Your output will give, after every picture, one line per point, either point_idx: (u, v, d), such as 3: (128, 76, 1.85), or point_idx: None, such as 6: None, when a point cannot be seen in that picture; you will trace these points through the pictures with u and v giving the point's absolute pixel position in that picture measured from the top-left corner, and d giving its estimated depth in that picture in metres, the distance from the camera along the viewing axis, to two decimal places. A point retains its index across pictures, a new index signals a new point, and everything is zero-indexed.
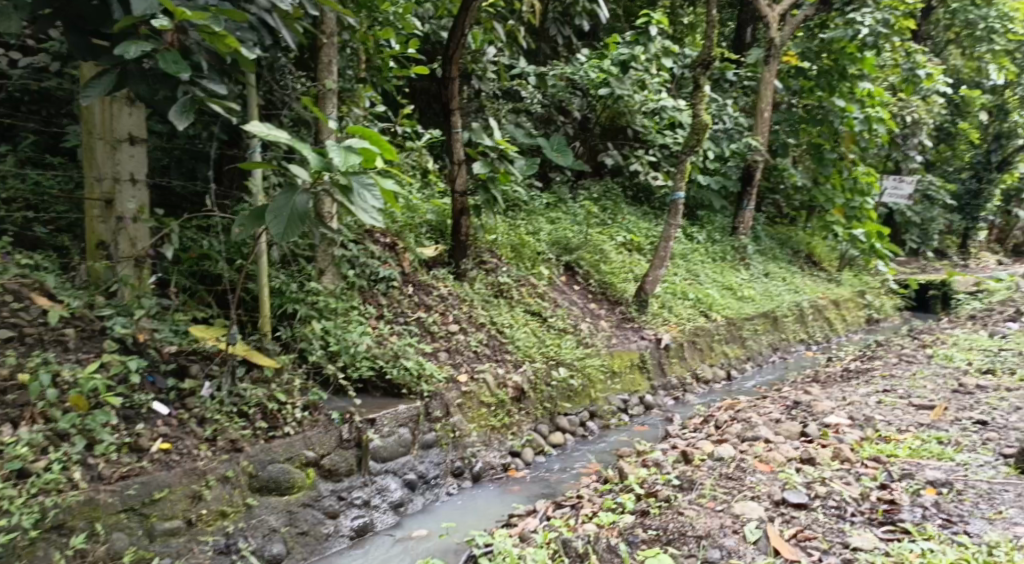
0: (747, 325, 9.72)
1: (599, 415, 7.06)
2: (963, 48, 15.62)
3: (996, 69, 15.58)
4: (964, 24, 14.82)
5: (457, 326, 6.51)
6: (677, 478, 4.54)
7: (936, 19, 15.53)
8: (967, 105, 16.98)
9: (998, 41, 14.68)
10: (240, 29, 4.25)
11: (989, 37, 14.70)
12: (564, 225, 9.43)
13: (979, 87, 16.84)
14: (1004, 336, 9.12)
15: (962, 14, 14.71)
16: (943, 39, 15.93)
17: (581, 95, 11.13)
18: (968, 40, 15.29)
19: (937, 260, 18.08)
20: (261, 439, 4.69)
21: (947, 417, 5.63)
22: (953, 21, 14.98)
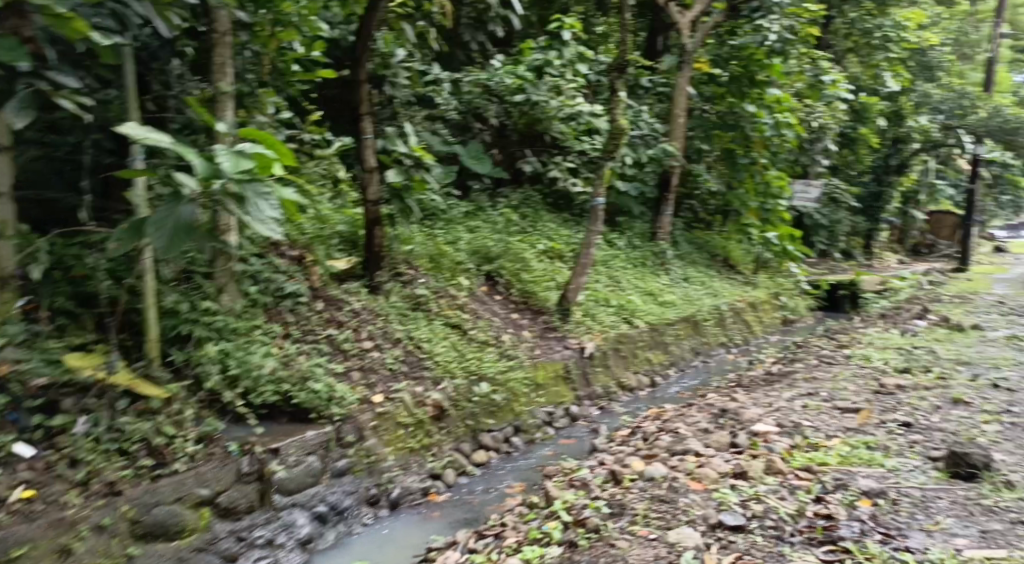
0: (669, 330, 9.63)
1: (524, 429, 6.80)
2: (860, 57, 15.97)
3: (895, 75, 16.02)
4: (861, 33, 15.46)
5: (371, 343, 6.16)
6: (606, 502, 4.37)
7: (837, 27, 15.91)
8: (868, 111, 17.55)
9: (893, 49, 15.33)
10: (97, 15, 4.09)
11: (886, 45, 15.33)
12: (483, 234, 9.16)
13: (877, 94, 17.39)
14: (915, 333, 9.24)
15: (860, 23, 15.36)
16: (844, 46, 16.34)
17: (497, 102, 10.79)
18: (865, 49, 15.66)
19: (845, 261, 18.59)
20: (144, 479, 4.28)
21: (872, 420, 5.54)
22: (853, 29, 15.40)
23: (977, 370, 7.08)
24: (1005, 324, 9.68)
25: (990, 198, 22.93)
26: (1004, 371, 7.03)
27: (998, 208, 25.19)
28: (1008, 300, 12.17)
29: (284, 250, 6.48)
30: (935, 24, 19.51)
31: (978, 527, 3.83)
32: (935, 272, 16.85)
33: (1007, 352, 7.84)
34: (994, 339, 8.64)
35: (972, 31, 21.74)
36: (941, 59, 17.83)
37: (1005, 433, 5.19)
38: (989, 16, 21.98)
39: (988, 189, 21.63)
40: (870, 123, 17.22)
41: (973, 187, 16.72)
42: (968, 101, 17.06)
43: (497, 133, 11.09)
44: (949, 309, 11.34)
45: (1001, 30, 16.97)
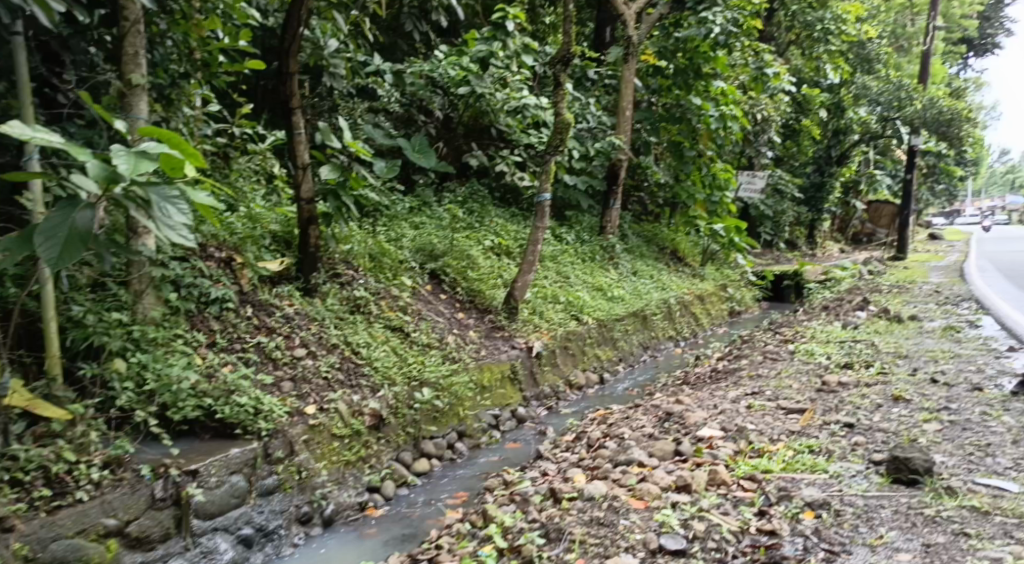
0: (618, 325, 9.48)
1: (468, 434, 6.56)
2: (802, 49, 16.19)
3: (835, 68, 16.10)
4: (803, 26, 15.29)
5: (304, 350, 5.86)
6: (540, 530, 4.12)
7: (779, 20, 15.91)
8: (809, 103, 17.66)
9: (833, 42, 15.26)
10: None
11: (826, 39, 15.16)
12: (428, 231, 8.86)
13: (818, 86, 17.48)
14: (856, 325, 9.24)
15: (800, 15, 15.25)
16: (785, 39, 16.36)
17: (442, 94, 10.56)
18: (807, 41, 15.75)
19: (790, 251, 18.77)
20: (40, 511, 3.91)
21: (816, 422, 5.41)
22: (794, 22, 15.43)
23: (915, 364, 7.04)
24: (941, 315, 9.73)
25: (926, 187, 23.37)
26: (941, 364, 6.99)
27: (933, 197, 25.75)
28: (944, 288, 12.29)
29: (211, 252, 6.16)
30: (871, 17, 19.73)
31: (922, 540, 3.70)
32: (874, 261, 17.09)
33: (944, 344, 7.83)
34: (931, 330, 8.64)
35: (907, 24, 22.04)
36: (879, 52, 18.02)
37: (945, 432, 5.05)
38: (924, 9, 22.29)
39: (923, 178, 22.03)
40: (812, 114, 17.34)
41: (909, 178, 17.02)
42: (905, 92, 17.07)
43: (442, 125, 10.79)
44: (888, 299, 11.40)
45: (935, 23, 17.11)
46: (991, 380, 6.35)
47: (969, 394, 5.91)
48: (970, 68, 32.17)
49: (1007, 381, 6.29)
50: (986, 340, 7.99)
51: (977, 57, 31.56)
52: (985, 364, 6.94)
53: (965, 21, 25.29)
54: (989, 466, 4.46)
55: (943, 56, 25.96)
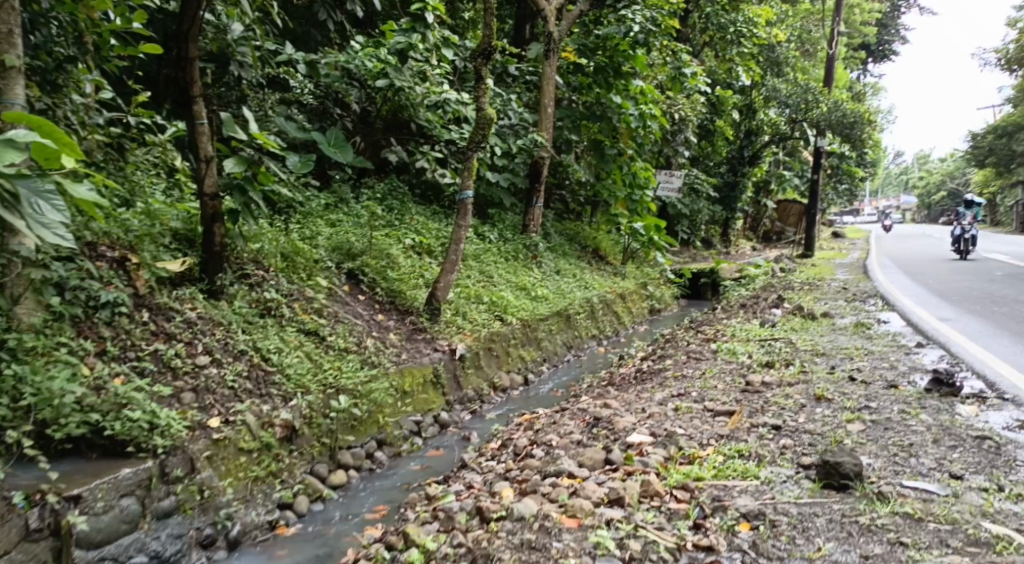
0: (542, 325, 9.26)
1: (387, 443, 6.21)
2: (715, 51, 16.31)
3: (746, 70, 16.30)
4: (716, 28, 15.37)
5: (207, 358, 5.44)
6: (465, 558, 3.80)
7: (693, 22, 16.01)
8: (722, 105, 17.58)
9: (745, 44, 15.45)
10: None
11: (738, 41, 15.41)
12: (345, 228, 8.45)
13: (731, 88, 17.62)
14: (773, 322, 9.26)
15: (714, 18, 15.28)
16: (699, 41, 16.45)
17: (359, 87, 10.11)
18: (720, 44, 15.93)
19: (705, 250, 19.00)
20: None
21: (744, 425, 5.25)
22: (708, 24, 15.58)
23: (832, 361, 7.02)
24: (851, 311, 9.84)
25: (830, 187, 24.04)
26: (856, 361, 6.98)
27: (837, 198, 26.53)
28: (851, 285, 12.52)
29: (103, 251, 5.70)
30: (780, 22, 20.12)
31: (859, 551, 3.57)
32: (785, 259, 17.43)
33: (857, 341, 7.86)
34: (843, 327, 8.69)
35: (812, 30, 22.59)
36: (787, 56, 18.38)
37: (869, 432, 4.96)
38: (828, 16, 22.89)
39: (829, 179, 22.61)
40: (725, 115, 17.51)
41: (816, 179, 17.44)
42: (812, 95, 16.97)
43: (359, 119, 10.40)
44: (800, 296, 11.53)
45: (839, 29, 17.55)
46: (905, 377, 6.36)
47: (886, 393, 5.88)
48: (870, 73, 33.33)
49: (919, 378, 6.32)
50: (895, 336, 8.06)
51: (875, 64, 32.73)
52: (897, 361, 6.97)
53: (865, 28, 26.11)
54: (914, 467, 4.38)
55: (845, 62, 26.81)
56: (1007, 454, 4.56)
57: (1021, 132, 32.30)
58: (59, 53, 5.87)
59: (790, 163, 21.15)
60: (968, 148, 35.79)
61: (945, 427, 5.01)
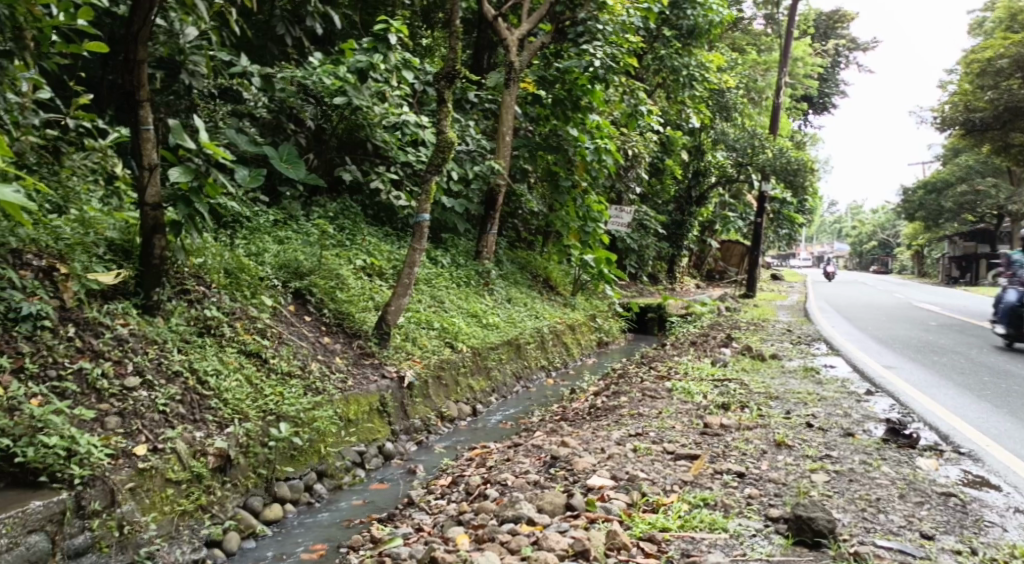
0: (492, 354, 8.99)
1: (328, 474, 5.87)
2: (666, 92, 16.26)
3: (697, 112, 16.42)
4: (669, 70, 15.14)
5: (137, 379, 5.07)
6: None
7: (647, 62, 15.46)
8: (672, 145, 17.20)
9: (697, 87, 15.45)
10: None
11: (690, 84, 15.33)
12: (294, 246, 8.11)
13: (681, 129, 17.42)
14: (724, 361, 9.12)
15: (668, 60, 15.02)
16: (653, 82, 16.22)
17: (315, 103, 9.82)
18: (673, 85, 15.78)
19: (652, 285, 18.96)
20: None
21: (707, 471, 5.04)
22: (660, 66, 15.32)
23: (787, 406, 6.87)
24: (798, 354, 9.77)
25: (772, 230, 24.35)
26: (811, 407, 6.84)
27: (779, 242, 26.91)
28: (797, 327, 12.54)
29: (29, 260, 5.36)
30: (730, 68, 20.35)
31: None
32: (730, 298, 17.46)
33: (808, 386, 7.74)
34: (793, 369, 8.60)
35: (758, 77, 22.88)
36: (735, 101, 18.65)
37: (834, 484, 4.81)
38: (774, 65, 23.26)
39: (771, 223, 22.88)
40: (675, 155, 17.35)
41: (759, 223, 17.52)
42: (759, 141, 17.49)
43: (313, 136, 10.05)
44: (748, 336, 11.48)
45: (786, 78, 17.79)
46: (859, 425, 6.25)
47: (844, 441, 5.75)
48: (811, 123, 34.03)
49: (874, 427, 6.21)
50: (845, 383, 7.98)
51: (816, 115, 33.51)
52: (850, 408, 6.85)
53: (809, 78, 26.60)
54: (884, 524, 4.23)
55: (789, 110, 27.32)
56: (973, 513, 4.44)
57: (951, 188, 33.76)
58: None
59: (735, 205, 21.32)
60: (902, 201, 36.87)
61: (909, 481, 4.88)
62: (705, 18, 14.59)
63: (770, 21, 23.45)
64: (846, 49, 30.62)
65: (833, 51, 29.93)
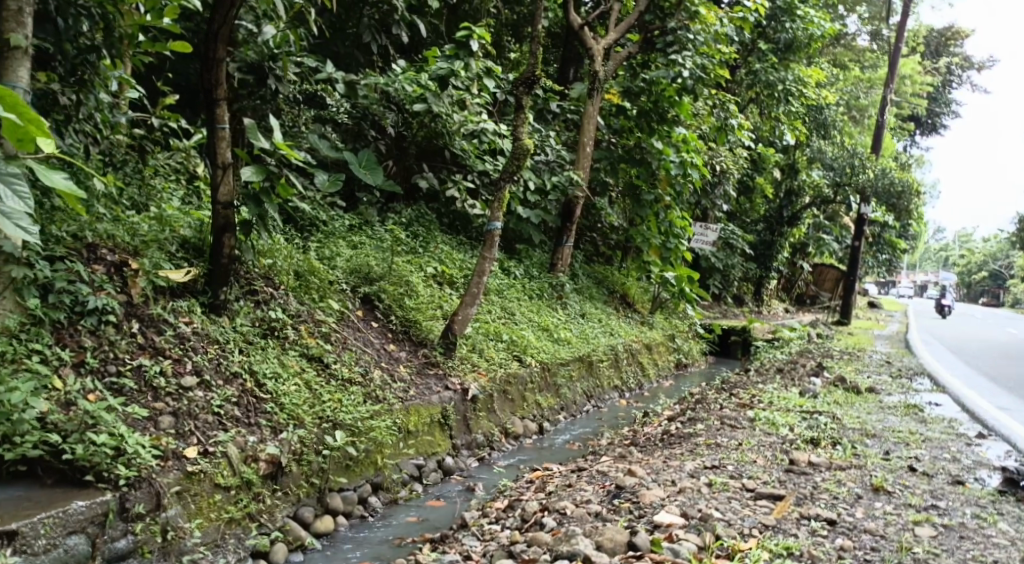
0: (563, 370, 8.72)
1: (384, 487, 5.71)
2: (760, 109, 15.63)
3: (792, 129, 15.79)
4: (764, 86, 14.53)
5: (194, 379, 5.02)
6: None
7: (740, 77, 15.01)
8: (763, 163, 16.65)
9: (793, 103, 14.82)
10: None
11: (786, 99, 14.75)
12: (366, 251, 8.01)
13: (773, 146, 16.83)
14: (813, 391, 8.60)
15: (763, 75, 14.46)
16: (745, 96, 15.41)
17: (396, 110, 9.68)
18: (767, 101, 15.08)
19: (736, 307, 18.32)
20: None
21: (790, 515, 4.67)
22: (754, 82, 14.70)
23: (885, 446, 6.39)
24: (898, 389, 9.15)
25: (868, 256, 23.30)
26: (914, 449, 6.34)
27: (875, 267, 25.72)
28: (895, 360, 11.84)
29: (102, 254, 5.32)
30: (829, 84, 19.62)
31: None
32: (818, 325, 16.73)
33: (909, 425, 7.20)
34: (892, 406, 8.03)
35: (861, 95, 21.96)
36: (834, 119, 17.94)
37: (942, 540, 4.46)
38: (879, 83, 22.32)
39: (867, 248, 21.88)
40: (767, 173, 16.86)
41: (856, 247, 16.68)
42: (858, 160, 16.91)
43: (393, 143, 9.90)
44: (840, 366, 10.89)
45: (892, 97, 16.92)
46: (970, 472, 5.76)
47: (952, 490, 5.29)
48: (916, 144, 32.65)
49: (987, 475, 5.71)
50: (952, 423, 7.40)
51: (922, 136, 32.14)
52: (959, 453, 6.32)
53: (915, 97, 25.49)
54: None
55: (893, 131, 26.20)
56: None
57: None
58: (82, 41, 5.49)
59: (830, 227, 20.49)
60: (1013, 230, 34.93)
61: None
62: (804, 33, 14.05)
63: (875, 37, 22.55)
64: (958, 68, 29.25)
65: (943, 69, 28.57)
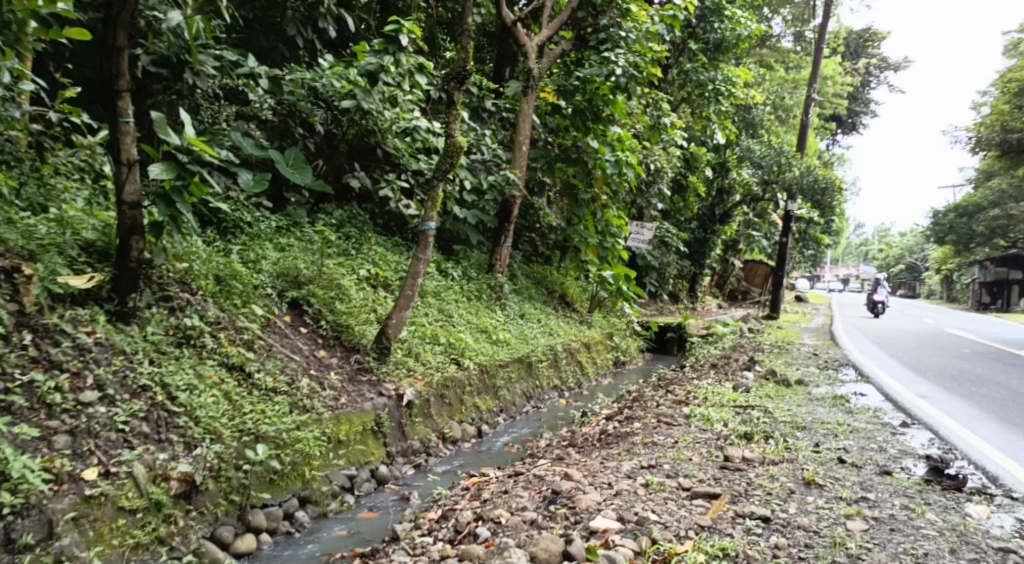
0: (501, 372, 8.48)
1: (312, 501, 5.38)
2: (691, 108, 15.64)
3: (722, 128, 15.84)
4: (695, 85, 14.74)
5: (96, 394, 4.72)
6: None
7: (672, 77, 15.05)
8: (695, 162, 16.70)
9: (724, 102, 14.76)
10: None
11: (716, 98, 14.76)
12: (294, 253, 7.63)
13: (705, 146, 16.73)
14: (745, 386, 8.53)
15: (693, 74, 14.64)
16: (677, 95, 15.61)
17: (325, 107, 9.29)
18: (697, 100, 15.18)
19: (672, 304, 18.37)
20: None
21: (727, 515, 4.52)
22: (686, 81, 14.98)
23: (815, 438, 6.31)
24: (826, 380, 9.15)
25: (797, 251, 23.71)
26: (842, 440, 6.28)
27: (804, 262, 26.18)
28: (821, 352, 11.92)
29: None
30: (756, 84, 19.84)
31: None
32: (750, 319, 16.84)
33: (838, 415, 7.15)
34: (821, 397, 7.99)
35: (786, 95, 22.28)
36: (761, 117, 18.27)
37: (873, 534, 4.38)
38: (803, 83, 22.68)
39: (795, 243, 22.24)
40: (699, 172, 16.76)
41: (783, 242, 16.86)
42: (784, 158, 17.03)
43: (322, 140, 9.55)
44: (771, 359, 10.88)
45: (815, 96, 17.13)
46: (896, 462, 5.73)
47: (881, 481, 5.22)
48: (839, 143, 33.50)
49: (913, 464, 5.69)
50: (877, 413, 7.40)
51: (843, 135, 32.96)
52: (885, 442, 6.30)
53: (838, 97, 26.01)
54: None
55: (816, 130, 26.73)
56: None
57: (984, 212, 32.89)
58: None
59: (761, 224, 20.73)
60: (931, 225, 36.08)
61: (959, 532, 4.47)
62: (731, 33, 14.11)
63: (799, 39, 22.94)
64: (876, 69, 30.03)
65: (862, 69, 29.24)
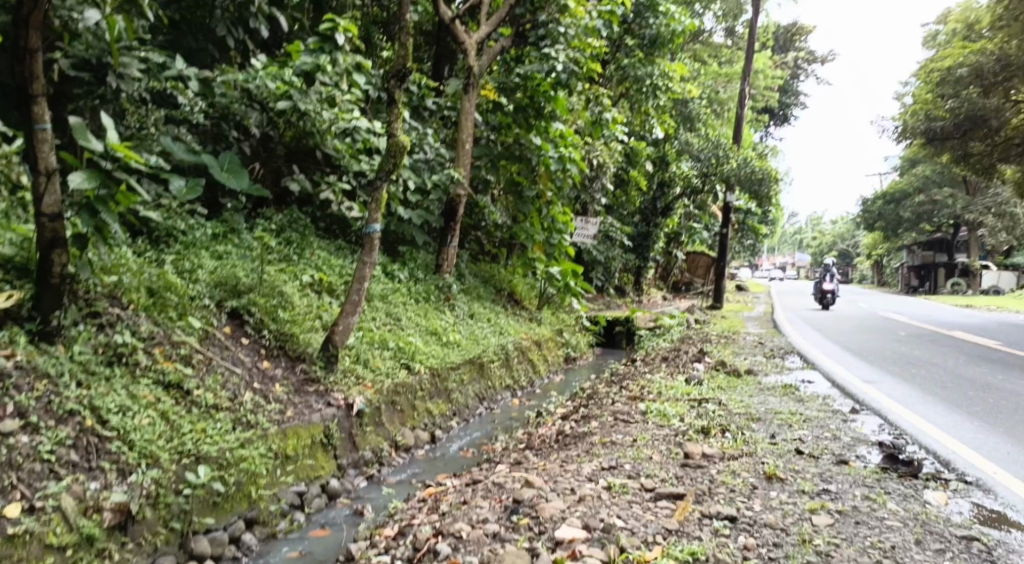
0: (452, 375, 8.25)
1: (260, 521, 5.10)
2: (631, 103, 15.46)
3: (660, 122, 15.90)
4: (632, 80, 14.74)
5: (17, 422, 4.40)
6: None
7: (610, 73, 14.99)
8: (636, 156, 16.70)
9: (662, 97, 14.97)
10: None
11: (654, 93, 14.86)
12: (232, 261, 7.29)
13: (644, 140, 16.75)
14: (697, 378, 8.46)
15: (631, 70, 14.61)
16: (617, 91, 15.43)
17: (260, 109, 8.86)
18: (636, 95, 15.15)
19: (619, 298, 18.36)
20: None
21: (693, 516, 4.39)
22: (623, 76, 14.83)
23: (771, 429, 6.24)
24: (774, 369, 9.16)
25: (736, 242, 23.95)
26: (797, 430, 6.22)
27: (744, 252, 26.49)
28: (766, 340, 11.95)
29: None
30: (692, 77, 19.93)
31: None
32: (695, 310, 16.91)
33: (790, 405, 7.11)
34: (772, 387, 7.95)
35: (720, 89, 22.48)
36: (698, 111, 18.28)
37: (839, 528, 4.29)
38: (736, 77, 22.91)
39: (735, 234, 22.47)
40: (640, 166, 16.72)
41: (724, 233, 16.96)
42: (722, 151, 17.40)
43: (259, 142, 9.18)
44: (718, 350, 10.86)
45: (750, 88, 17.28)
46: (851, 450, 5.68)
47: (840, 472, 5.16)
48: (772, 135, 34.04)
49: (867, 452, 5.65)
50: (827, 400, 7.38)
51: (776, 127, 33.50)
52: (839, 430, 6.26)
53: (769, 90, 26.38)
54: None
55: (750, 123, 27.08)
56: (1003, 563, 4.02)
57: (911, 198, 33.79)
58: None
59: (701, 216, 20.88)
60: (862, 211, 36.96)
61: (922, 522, 4.41)
62: (667, 28, 14.08)
63: (730, 33, 23.16)
64: (804, 62, 30.57)
65: (791, 62, 29.74)
